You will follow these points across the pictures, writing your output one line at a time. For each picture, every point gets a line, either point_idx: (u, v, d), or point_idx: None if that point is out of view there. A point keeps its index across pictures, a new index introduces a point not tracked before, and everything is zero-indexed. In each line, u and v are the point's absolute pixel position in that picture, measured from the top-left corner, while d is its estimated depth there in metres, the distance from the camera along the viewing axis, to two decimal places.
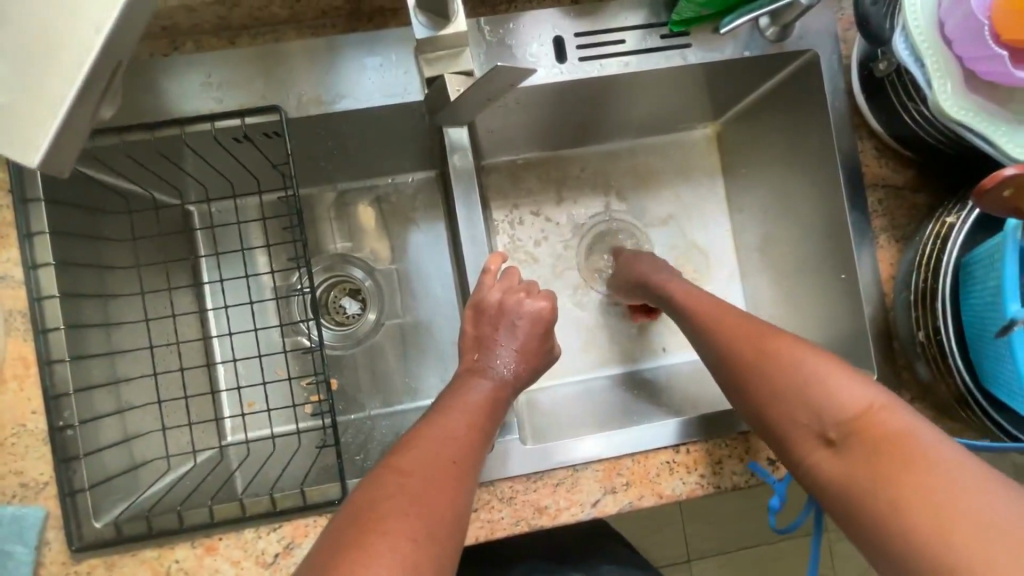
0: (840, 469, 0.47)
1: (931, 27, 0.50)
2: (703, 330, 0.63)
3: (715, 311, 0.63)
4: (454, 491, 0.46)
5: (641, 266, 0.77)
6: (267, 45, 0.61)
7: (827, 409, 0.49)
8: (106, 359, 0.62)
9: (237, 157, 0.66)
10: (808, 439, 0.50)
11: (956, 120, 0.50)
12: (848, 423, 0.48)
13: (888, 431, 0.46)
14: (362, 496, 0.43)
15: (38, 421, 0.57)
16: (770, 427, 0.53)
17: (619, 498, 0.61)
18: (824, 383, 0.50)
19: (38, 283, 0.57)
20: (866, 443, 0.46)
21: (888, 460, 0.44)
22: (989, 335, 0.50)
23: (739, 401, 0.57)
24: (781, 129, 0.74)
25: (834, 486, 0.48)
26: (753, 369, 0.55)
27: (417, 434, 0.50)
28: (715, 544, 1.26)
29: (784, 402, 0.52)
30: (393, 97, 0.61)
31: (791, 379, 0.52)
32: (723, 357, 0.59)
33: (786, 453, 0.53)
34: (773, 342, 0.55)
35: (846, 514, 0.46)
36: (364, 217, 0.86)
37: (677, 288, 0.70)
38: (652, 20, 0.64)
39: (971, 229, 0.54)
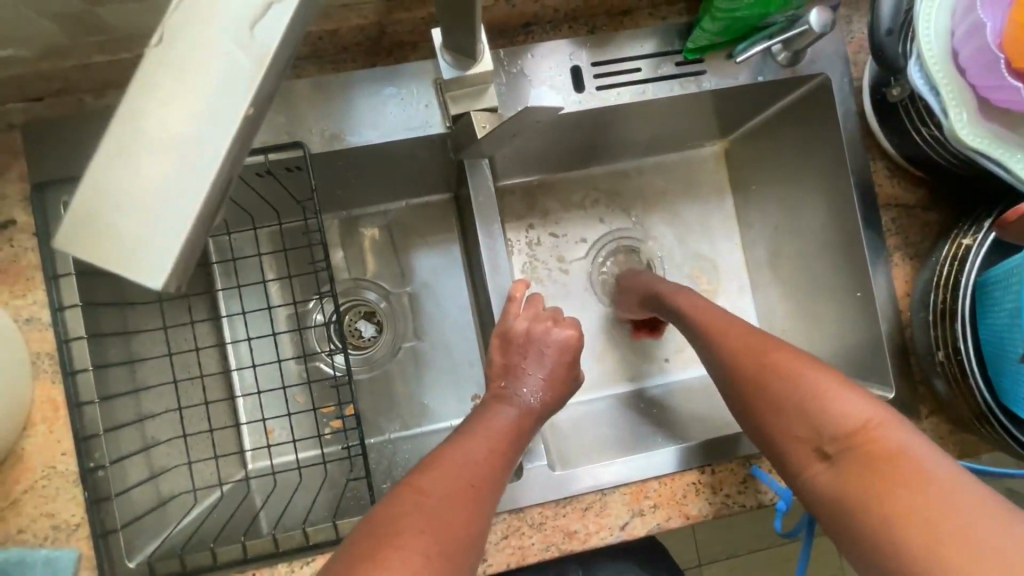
0: (834, 483, 0.48)
1: (945, 57, 0.51)
2: (705, 342, 0.63)
3: (717, 322, 0.64)
4: (472, 511, 0.47)
5: (649, 277, 0.78)
6: (290, 81, 0.61)
7: (827, 423, 0.50)
8: (132, 397, 0.62)
9: (259, 192, 0.66)
10: (806, 453, 0.51)
11: (972, 148, 0.51)
12: (846, 437, 0.48)
13: (886, 447, 0.46)
14: (383, 511, 0.44)
15: (69, 463, 0.57)
16: (769, 441, 0.54)
17: (648, 519, 0.62)
18: (824, 397, 0.51)
19: (65, 324, 0.57)
20: (861, 458, 0.47)
21: (884, 477, 0.45)
22: (1009, 358, 0.51)
23: (740, 413, 0.57)
24: (792, 148, 0.75)
25: (831, 501, 0.48)
26: (754, 383, 0.55)
27: (438, 457, 0.50)
28: (726, 547, 1.27)
29: (784, 416, 0.53)
30: (414, 130, 0.61)
31: (792, 393, 0.52)
32: (725, 370, 0.59)
33: (785, 465, 0.54)
34: (776, 356, 0.55)
35: (840, 529, 0.47)
36: (366, 242, 0.86)
37: (684, 300, 0.70)
38: (666, 48, 0.65)
39: (987, 250, 0.55)
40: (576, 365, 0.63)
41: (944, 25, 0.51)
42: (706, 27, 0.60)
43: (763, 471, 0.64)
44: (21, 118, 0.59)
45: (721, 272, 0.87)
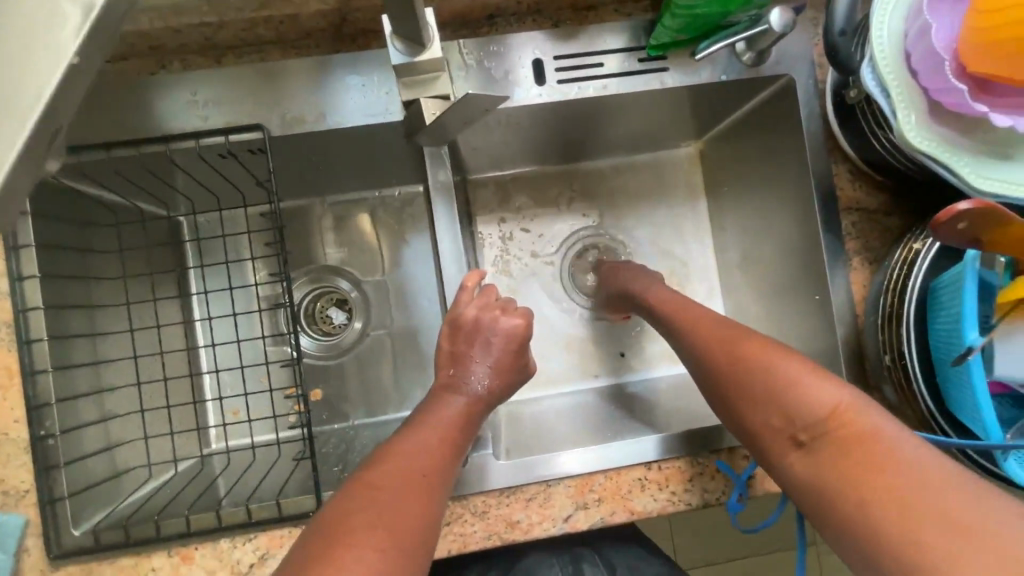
0: (812, 471, 0.46)
1: (897, 58, 0.51)
2: (676, 333, 0.61)
3: (686, 312, 0.61)
4: (425, 501, 0.47)
5: (620, 274, 0.76)
6: (254, 64, 0.62)
7: (797, 410, 0.47)
8: (91, 369, 0.63)
9: (223, 174, 0.68)
10: (780, 441, 0.48)
11: (920, 151, 0.51)
12: (820, 424, 0.46)
13: (860, 432, 0.44)
14: (333, 511, 0.44)
15: (21, 430, 0.58)
16: (744, 431, 0.52)
17: (592, 513, 0.62)
18: (797, 384, 0.48)
19: (23, 294, 0.57)
20: (835, 445, 0.45)
21: (859, 463, 0.43)
22: (948, 362, 0.51)
23: (713, 403, 0.55)
24: (760, 150, 0.75)
25: (807, 488, 0.46)
26: (725, 373, 0.53)
27: (388, 450, 0.50)
28: (711, 551, 1.22)
29: (756, 404, 0.50)
30: (375, 117, 0.62)
31: (763, 382, 0.50)
32: (696, 359, 0.57)
33: (761, 455, 0.51)
34: (745, 344, 0.52)
35: (820, 516, 0.45)
36: (363, 227, 0.87)
37: (654, 293, 0.68)
38: (632, 44, 0.65)
39: (936, 255, 0.55)
40: (525, 355, 0.64)
41: (898, 27, 0.51)
42: (667, 24, 0.60)
43: (728, 464, 0.64)
44: None
45: (691, 272, 0.88)
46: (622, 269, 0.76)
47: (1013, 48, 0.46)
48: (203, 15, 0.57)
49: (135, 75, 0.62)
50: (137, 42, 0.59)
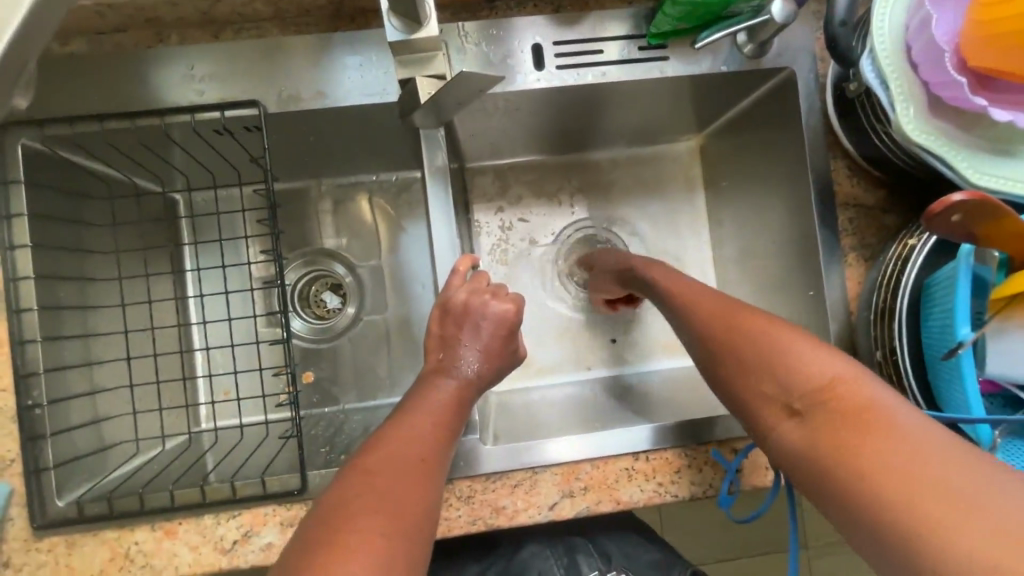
0: (804, 441, 0.44)
1: (898, 51, 0.51)
2: (676, 310, 0.60)
3: (687, 289, 0.60)
4: (423, 485, 0.47)
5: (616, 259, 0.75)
6: (253, 40, 0.62)
7: (792, 380, 0.46)
8: (81, 341, 0.63)
9: (219, 150, 0.68)
10: (775, 411, 0.47)
11: (918, 144, 0.50)
12: (813, 394, 0.45)
13: (853, 401, 0.42)
14: (334, 497, 0.44)
15: (8, 399, 0.58)
16: (740, 402, 0.51)
17: (577, 501, 0.62)
18: (793, 354, 0.47)
19: (14, 263, 0.57)
20: (828, 413, 0.43)
21: (852, 430, 0.41)
22: (939, 358, 0.51)
23: (710, 378, 0.54)
24: (758, 145, 0.75)
25: (800, 458, 0.45)
26: (722, 345, 0.52)
27: (384, 435, 0.50)
28: (714, 549, 1.18)
29: (752, 376, 0.49)
30: (372, 96, 0.63)
31: (759, 353, 0.49)
32: (696, 335, 0.56)
33: (755, 427, 0.50)
34: (745, 318, 0.52)
35: (813, 486, 0.43)
36: (362, 212, 0.86)
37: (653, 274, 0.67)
38: (633, 32, 0.65)
39: (931, 251, 0.54)
40: (516, 338, 0.64)
41: (899, 19, 0.51)
42: (668, 12, 0.60)
43: (723, 454, 0.63)
44: None
45: (686, 266, 0.87)
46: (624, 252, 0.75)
47: (1016, 40, 0.45)
48: None
49: (133, 47, 0.61)
50: (135, 14, 0.59)
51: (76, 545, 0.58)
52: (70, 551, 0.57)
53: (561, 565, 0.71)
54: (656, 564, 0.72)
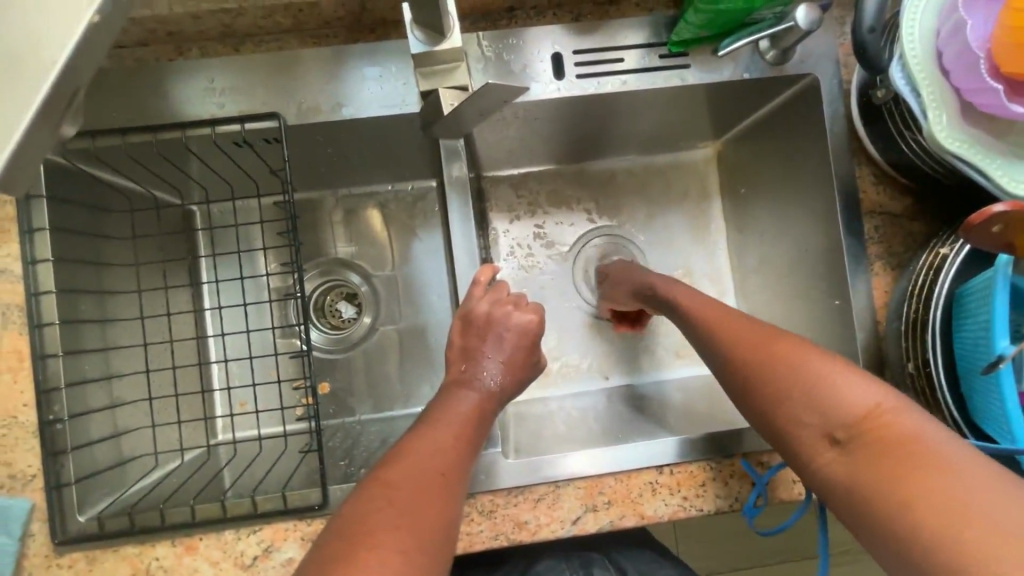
0: (846, 470, 0.44)
1: (929, 57, 0.50)
2: (703, 334, 0.59)
3: (712, 316, 0.59)
4: (443, 500, 0.46)
5: (636, 274, 0.74)
6: (273, 53, 0.62)
7: (834, 409, 0.46)
8: (100, 354, 0.63)
9: (237, 163, 0.68)
10: (813, 440, 0.47)
11: (951, 152, 0.49)
12: (854, 425, 0.44)
13: (895, 433, 0.42)
14: (353, 511, 0.43)
15: (29, 413, 0.58)
16: (774, 429, 0.50)
17: (600, 516, 0.61)
18: (832, 383, 0.47)
19: (35, 279, 0.57)
20: (872, 445, 0.43)
21: (894, 462, 0.41)
22: (978, 371, 0.49)
23: (743, 407, 0.53)
24: (779, 152, 0.74)
25: (842, 489, 0.44)
26: (755, 372, 0.51)
27: (405, 448, 0.49)
28: (744, 556, 1.17)
29: (787, 403, 0.48)
30: (391, 108, 0.62)
31: (797, 381, 0.48)
32: (726, 359, 0.55)
33: (792, 456, 0.49)
34: (780, 344, 0.51)
35: (853, 517, 0.43)
36: (371, 222, 0.86)
37: (676, 295, 0.67)
38: (652, 40, 0.65)
39: (964, 261, 0.53)
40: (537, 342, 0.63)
41: (929, 25, 0.50)
42: (690, 20, 0.60)
43: (750, 466, 0.62)
44: None
45: (702, 274, 0.87)
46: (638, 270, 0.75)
47: None
48: (222, 2, 0.58)
49: (152, 61, 0.62)
50: (156, 28, 0.59)
51: (96, 561, 0.57)
52: (91, 567, 0.57)
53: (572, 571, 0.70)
54: None
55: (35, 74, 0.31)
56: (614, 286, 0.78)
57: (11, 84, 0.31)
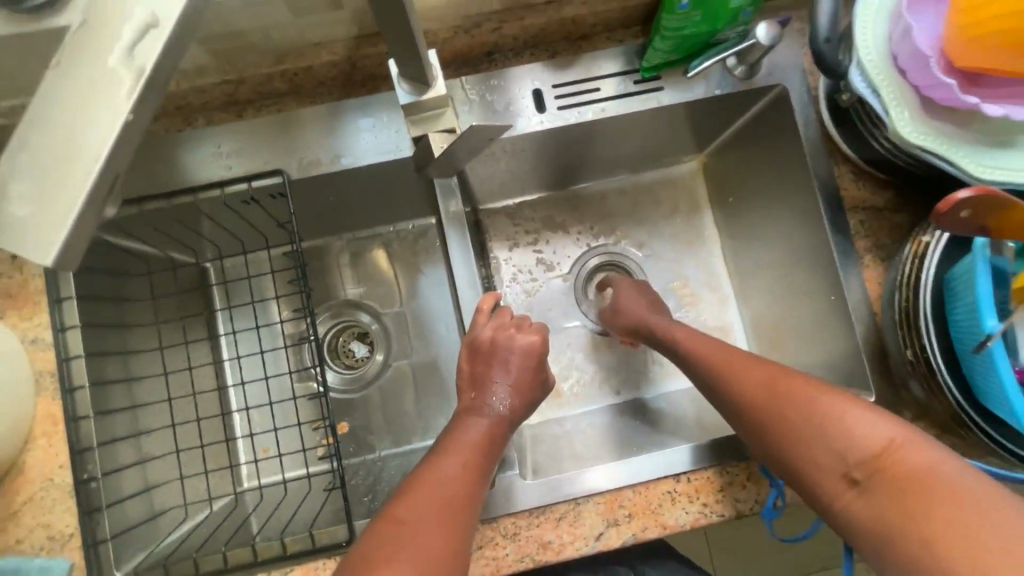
0: (868, 508, 0.50)
1: (884, 60, 0.53)
2: (715, 379, 0.64)
3: (721, 358, 0.64)
4: (454, 530, 0.48)
5: (634, 308, 0.77)
6: (274, 114, 0.67)
7: (850, 449, 0.51)
8: (128, 413, 0.66)
9: (247, 218, 0.72)
10: (834, 480, 0.52)
11: (918, 146, 0.51)
12: (871, 462, 0.50)
13: (909, 467, 0.48)
14: (363, 549, 0.46)
15: (65, 474, 0.60)
16: (796, 471, 0.55)
17: (623, 530, 0.62)
18: (845, 424, 0.52)
19: (65, 344, 0.61)
20: (889, 481, 0.49)
21: (912, 497, 0.47)
22: (973, 352, 0.50)
23: (759, 445, 0.58)
24: (761, 158, 0.77)
25: (865, 524, 0.50)
26: (773, 417, 0.57)
27: (417, 479, 0.51)
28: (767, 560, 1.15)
29: (807, 445, 0.54)
30: (386, 154, 0.67)
31: (814, 424, 0.54)
32: (740, 404, 0.60)
33: (813, 496, 0.54)
34: (793, 389, 0.57)
35: (878, 551, 0.49)
36: (376, 262, 0.89)
37: (681, 334, 0.71)
38: (626, 68, 0.69)
39: (947, 247, 0.54)
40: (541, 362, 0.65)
41: (881, 30, 0.53)
42: (658, 46, 0.64)
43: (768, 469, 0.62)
44: None
45: (701, 284, 0.88)
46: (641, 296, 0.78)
47: (998, 40, 0.47)
48: (225, 74, 0.63)
49: (163, 133, 0.66)
50: (166, 103, 0.65)
51: None
52: None
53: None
54: None
55: (83, 167, 0.33)
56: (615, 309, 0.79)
57: (61, 180, 0.33)
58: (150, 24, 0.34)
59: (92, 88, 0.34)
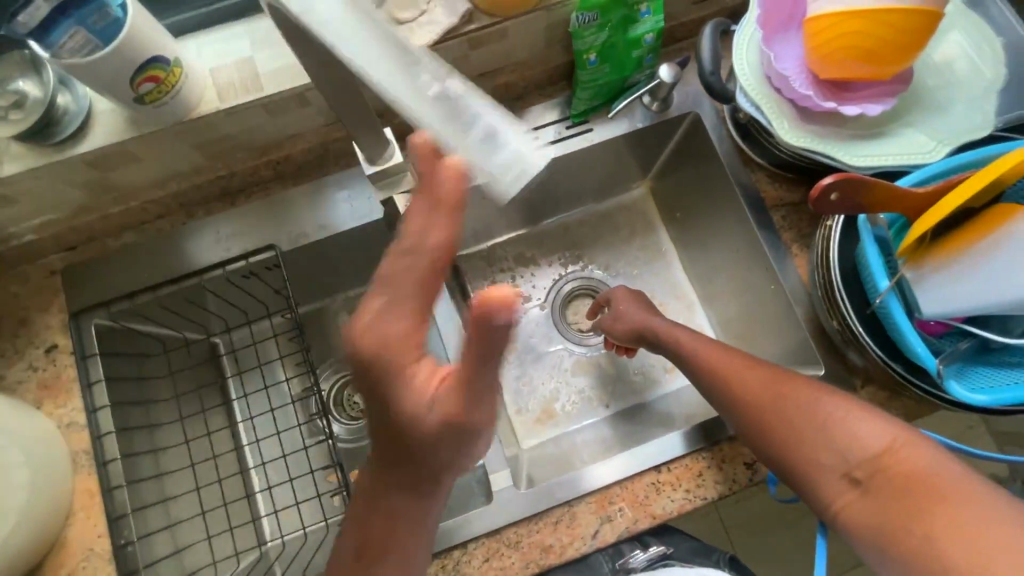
0: (869, 506, 0.54)
1: (760, 83, 0.63)
2: (712, 386, 0.67)
3: (726, 364, 0.66)
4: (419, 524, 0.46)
5: (634, 315, 0.80)
6: (263, 199, 0.77)
7: (852, 451, 0.56)
8: (155, 480, 0.72)
9: (249, 292, 0.81)
10: (836, 481, 0.56)
11: (802, 148, 0.61)
12: (873, 462, 0.55)
13: (910, 465, 0.53)
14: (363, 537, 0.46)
15: (103, 543, 0.67)
16: (798, 470, 0.58)
17: (616, 525, 0.67)
18: (848, 425, 0.57)
19: (98, 422, 0.68)
20: (890, 480, 0.53)
21: (913, 494, 0.52)
22: (882, 310, 0.58)
23: (761, 448, 0.61)
24: (695, 175, 0.87)
25: (863, 522, 0.54)
26: (776, 417, 0.60)
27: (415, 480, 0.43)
28: (745, 528, 1.29)
29: (812, 445, 0.57)
30: (362, 218, 0.77)
31: (818, 425, 0.58)
32: (741, 407, 0.63)
33: (809, 493, 0.58)
34: (793, 391, 0.60)
35: (879, 549, 0.53)
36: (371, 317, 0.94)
37: (673, 339, 0.74)
38: (561, 116, 0.80)
39: (845, 226, 0.63)
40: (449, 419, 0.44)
41: (754, 58, 0.64)
42: (580, 96, 0.76)
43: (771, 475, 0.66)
44: (59, 264, 0.75)
45: (667, 295, 0.94)
46: (644, 304, 0.81)
47: (841, 54, 0.57)
48: (218, 171, 0.74)
49: (170, 228, 0.77)
50: (170, 202, 0.76)
51: None
52: None
53: (606, 556, 0.72)
54: (696, 550, 0.76)
55: (476, 146, 0.39)
56: (616, 319, 0.81)
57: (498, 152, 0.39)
58: (411, 62, 0.39)
59: (439, 115, 0.39)
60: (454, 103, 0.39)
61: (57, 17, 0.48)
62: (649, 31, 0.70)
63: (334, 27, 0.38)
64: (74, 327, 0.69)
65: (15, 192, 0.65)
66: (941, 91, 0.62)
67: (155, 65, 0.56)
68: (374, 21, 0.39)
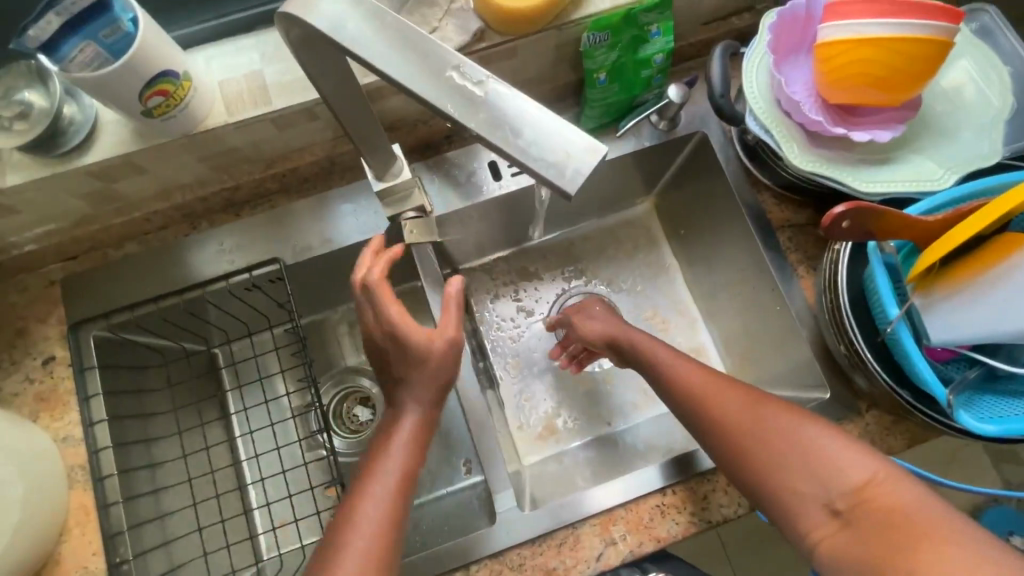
0: (850, 540, 0.53)
1: (770, 106, 0.63)
2: (686, 407, 0.65)
3: (704, 387, 0.64)
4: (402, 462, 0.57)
5: (605, 324, 0.80)
6: (267, 211, 0.77)
7: (833, 481, 0.55)
8: (152, 496, 0.71)
9: (250, 304, 0.80)
10: (818, 513, 0.55)
11: (812, 172, 0.61)
12: (852, 494, 0.54)
13: (891, 500, 0.52)
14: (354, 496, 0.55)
15: (98, 561, 0.65)
16: (778, 500, 0.57)
17: (620, 548, 0.66)
18: (828, 456, 0.56)
19: (94, 437, 0.67)
20: (872, 516, 0.52)
21: (894, 532, 0.50)
22: (891, 336, 0.57)
23: (737, 475, 0.60)
24: (701, 193, 0.87)
25: (844, 557, 0.53)
26: (753, 444, 0.58)
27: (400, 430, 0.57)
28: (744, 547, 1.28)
29: (790, 475, 0.56)
30: (367, 232, 0.76)
31: (796, 454, 0.56)
32: (716, 431, 0.61)
33: (789, 525, 0.57)
34: (769, 416, 0.59)
35: None
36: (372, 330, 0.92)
37: (648, 355, 0.73)
38: None
39: (854, 250, 0.64)
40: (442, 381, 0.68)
41: (763, 80, 0.63)
42: (589, 114, 0.77)
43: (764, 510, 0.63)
44: (58, 273, 0.74)
45: (670, 310, 0.94)
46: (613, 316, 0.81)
47: (853, 80, 0.57)
48: (224, 182, 0.74)
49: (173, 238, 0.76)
50: (173, 212, 0.75)
51: None
52: None
53: None
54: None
55: (503, 130, 0.36)
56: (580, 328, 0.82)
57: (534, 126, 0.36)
58: (428, 49, 0.38)
59: (463, 102, 0.37)
60: (475, 80, 0.37)
61: (67, 32, 0.49)
62: (659, 51, 0.71)
63: (368, 45, 0.38)
64: (71, 341, 0.68)
65: (18, 201, 0.64)
66: (948, 119, 0.63)
67: (164, 78, 0.55)
68: (399, 29, 0.38)
